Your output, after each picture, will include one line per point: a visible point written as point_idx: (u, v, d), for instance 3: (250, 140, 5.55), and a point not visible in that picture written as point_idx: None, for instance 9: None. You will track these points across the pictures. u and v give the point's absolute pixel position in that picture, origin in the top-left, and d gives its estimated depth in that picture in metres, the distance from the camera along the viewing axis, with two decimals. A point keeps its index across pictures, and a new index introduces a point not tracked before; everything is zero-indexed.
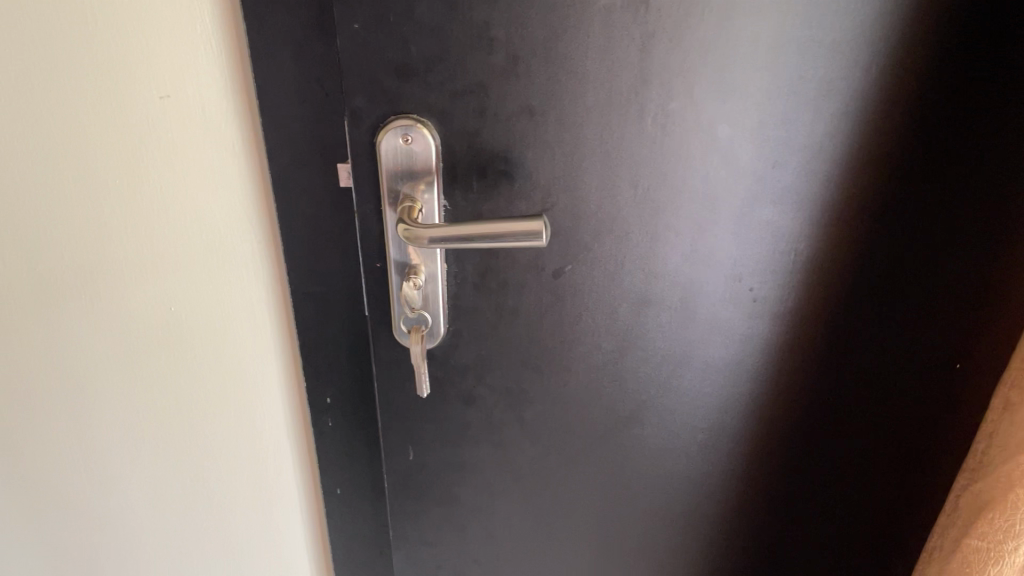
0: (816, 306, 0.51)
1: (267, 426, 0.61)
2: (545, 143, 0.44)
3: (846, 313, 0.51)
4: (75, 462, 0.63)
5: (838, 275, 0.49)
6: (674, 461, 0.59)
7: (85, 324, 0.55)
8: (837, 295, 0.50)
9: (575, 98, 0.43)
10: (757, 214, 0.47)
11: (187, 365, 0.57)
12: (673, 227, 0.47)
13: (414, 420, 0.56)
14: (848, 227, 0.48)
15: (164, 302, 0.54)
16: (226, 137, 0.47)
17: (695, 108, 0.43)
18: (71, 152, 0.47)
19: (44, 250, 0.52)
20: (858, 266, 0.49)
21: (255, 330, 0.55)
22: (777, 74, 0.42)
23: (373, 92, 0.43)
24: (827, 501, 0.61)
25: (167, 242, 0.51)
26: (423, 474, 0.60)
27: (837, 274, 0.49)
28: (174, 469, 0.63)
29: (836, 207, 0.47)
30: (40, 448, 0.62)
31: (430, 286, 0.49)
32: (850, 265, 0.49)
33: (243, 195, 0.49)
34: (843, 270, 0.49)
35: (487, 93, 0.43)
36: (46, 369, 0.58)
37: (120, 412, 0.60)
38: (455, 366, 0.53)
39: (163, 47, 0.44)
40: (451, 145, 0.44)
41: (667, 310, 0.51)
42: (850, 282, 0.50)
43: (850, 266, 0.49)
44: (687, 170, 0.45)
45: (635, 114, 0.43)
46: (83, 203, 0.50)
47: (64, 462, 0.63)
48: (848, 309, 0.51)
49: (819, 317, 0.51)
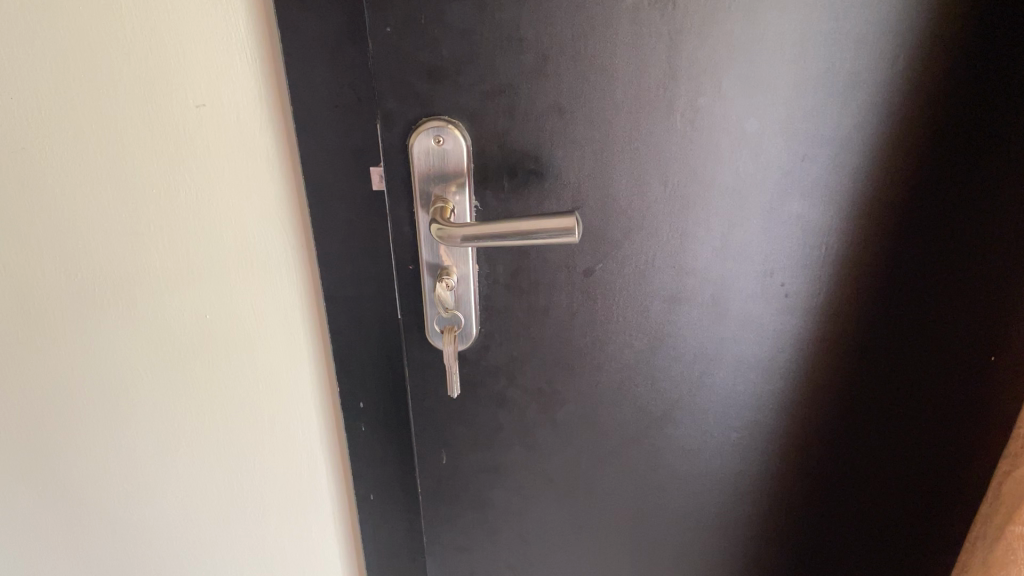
0: (851, 296, 0.51)
1: (300, 431, 0.61)
2: (575, 142, 0.45)
3: (883, 303, 0.51)
4: (111, 470, 0.64)
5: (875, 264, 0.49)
6: (707, 460, 0.59)
7: (121, 332, 0.56)
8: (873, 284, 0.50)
9: (604, 95, 0.43)
10: (787, 208, 0.47)
11: (221, 372, 0.58)
12: (705, 223, 0.48)
13: (446, 423, 0.57)
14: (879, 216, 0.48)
15: (199, 309, 0.55)
16: (261, 145, 0.48)
17: (724, 103, 0.44)
18: (111, 163, 0.49)
19: (80, 259, 0.53)
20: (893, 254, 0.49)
21: (290, 334, 0.56)
22: (804, 68, 0.42)
23: (405, 95, 0.43)
24: (861, 498, 0.61)
25: (204, 250, 0.52)
26: (456, 478, 0.60)
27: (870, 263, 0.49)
28: (208, 475, 0.64)
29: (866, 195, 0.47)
30: (77, 456, 0.63)
31: (463, 288, 0.49)
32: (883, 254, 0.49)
33: (277, 202, 0.50)
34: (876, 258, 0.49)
35: (518, 93, 0.43)
36: (84, 377, 0.59)
37: (155, 421, 0.61)
38: (487, 368, 0.53)
39: (200, 57, 0.45)
40: (483, 145, 0.45)
41: (699, 307, 0.51)
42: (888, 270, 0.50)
43: (886, 255, 0.49)
44: (717, 165, 0.46)
45: (664, 110, 0.44)
46: (121, 211, 0.51)
47: (101, 469, 0.64)
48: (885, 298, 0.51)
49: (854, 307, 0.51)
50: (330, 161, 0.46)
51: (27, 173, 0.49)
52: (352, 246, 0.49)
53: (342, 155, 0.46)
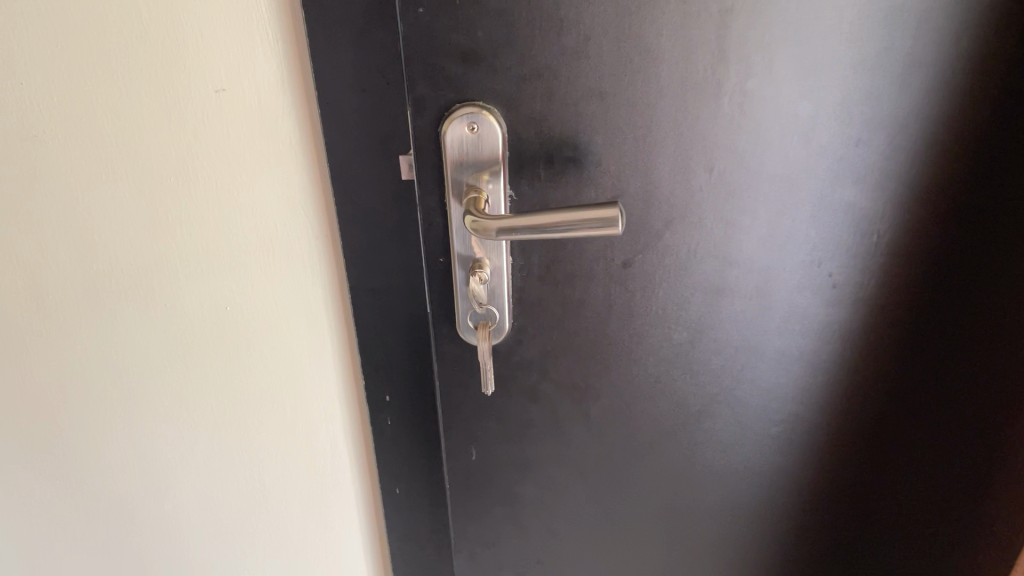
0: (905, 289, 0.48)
1: (323, 425, 0.60)
2: (616, 128, 0.43)
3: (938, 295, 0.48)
4: (130, 464, 0.62)
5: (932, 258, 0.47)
6: (745, 455, 0.57)
7: (139, 325, 0.54)
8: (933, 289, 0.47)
9: (648, 78, 0.41)
10: (838, 195, 0.45)
11: (241, 364, 0.56)
12: (751, 213, 0.45)
13: (476, 418, 0.55)
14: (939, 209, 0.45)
15: (219, 301, 0.53)
16: (283, 132, 0.46)
17: (775, 86, 0.41)
18: (126, 152, 0.47)
19: (94, 249, 0.51)
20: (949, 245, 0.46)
21: (313, 327, 0.54)
22: (862, 47, 0.40)
23: (437, 79, 0.41)
24: (903, 492, 0.59)
25: (224, 240, 0.50)
26: (485, 474, 0.58)
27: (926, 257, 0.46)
28: (229, 470, 0.62)
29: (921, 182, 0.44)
30: (96, 450, 0.62)
31: (497, 280, 0.47)
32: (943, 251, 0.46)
33: (301, 191, 0.48)
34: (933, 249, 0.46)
35: (556, 76, 0.41)
36: (99, 369, 0.57)
37: (174, 415, 0.59)
38: (519, 362, 0.51)
39: (218, 41, 0.43)
40: (519, 132, 0.43)
41: (742, 299, 0.49)
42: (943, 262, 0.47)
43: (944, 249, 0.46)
44: (765, 151, 0.43)
45: (711, 94, 0.41)
46: (136, 199, 0.49)
47: (119, 463, 0.62)
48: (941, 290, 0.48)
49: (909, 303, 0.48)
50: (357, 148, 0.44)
51: (38, 161, 0.47)
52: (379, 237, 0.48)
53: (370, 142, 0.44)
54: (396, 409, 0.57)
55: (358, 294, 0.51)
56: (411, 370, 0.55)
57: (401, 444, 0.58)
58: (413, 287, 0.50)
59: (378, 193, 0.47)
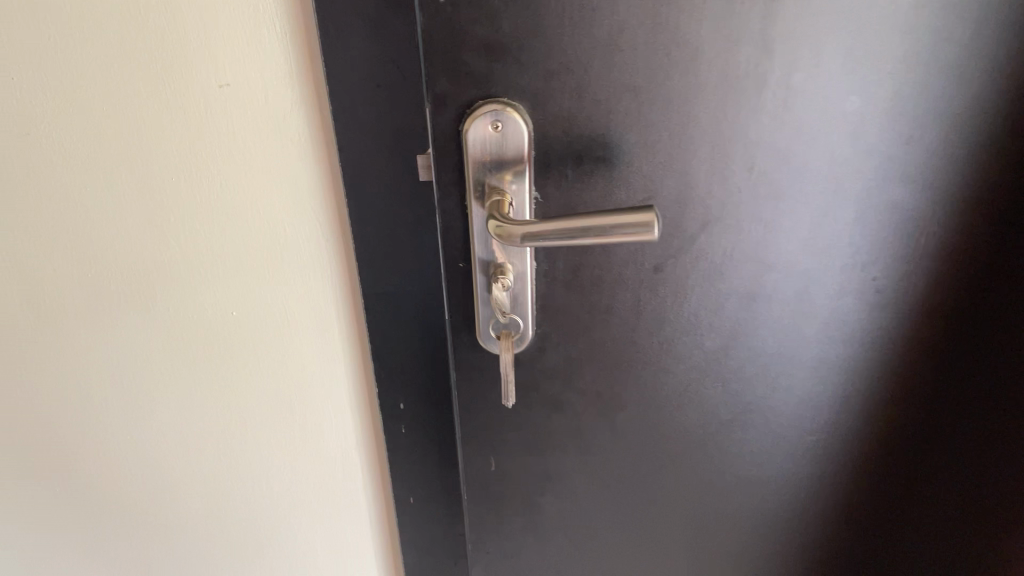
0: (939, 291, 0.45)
1: (334, 433, 0.57)
2: (650, 126, 0.40)
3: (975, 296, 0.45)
4: (133, 471, 0.60)
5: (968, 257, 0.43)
6: (777, 464, 0.54)
7: (142, 329, 0.52)
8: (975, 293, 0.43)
9: (686, 73, 0.38)
10: (885, 195, 0.42)
11: (248, 370, 0.54)
12: (792, 215, 0.43)
13: (496, 429, 0.52)
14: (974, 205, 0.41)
15: (224, 306, 0.50)
16: (292, 129, 0.43)
17: (822, 79, 0.38)
18: (126, 150, 0.44)
19: (94, 250, 0.48)
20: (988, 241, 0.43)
21: (323, 332, 0.51)
22: (918, 38, 0.37)
23: (459, 74, 0.38)
24: (941, 501, 0.56)
25: (230, 242, 0.47)
26: (503, 487, 0.55)
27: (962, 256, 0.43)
28: (236, 478, 0.60)
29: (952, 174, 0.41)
30: (98, 456, 0.59)
31: (519, 286, 0.44)
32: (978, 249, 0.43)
33: (310, 192, 0.45)
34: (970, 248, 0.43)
35: (587, 71, 0.38)
36: (101, 373, 0.54)
37: (179, 422, 0.57)
38: (542, 371, 0.49)
39: (222, 33, 0.40)
40: (546, 130, 0.40)
41: (779, 305, 0.46)
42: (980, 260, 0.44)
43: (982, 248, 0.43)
44: (809, 149, 0.40)
45: (754, 89, 0.38)
46: (137, 198, 0.46)
47: (122, 470, 0.60)
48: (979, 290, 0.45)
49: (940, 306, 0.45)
50: (374, 147, 0.42)
51: (33, 158, 0.44)
52: (394, 239, 0.46)
53: (385, 138, 0.42)
54: (411, 417, 0.54)
55: (372, 300, 0.48)
56: (427, 377, 0.52)
57: (415, 451, 0.56)
58: (430, 288, 0.48)
59: (393, 194, 0.44)
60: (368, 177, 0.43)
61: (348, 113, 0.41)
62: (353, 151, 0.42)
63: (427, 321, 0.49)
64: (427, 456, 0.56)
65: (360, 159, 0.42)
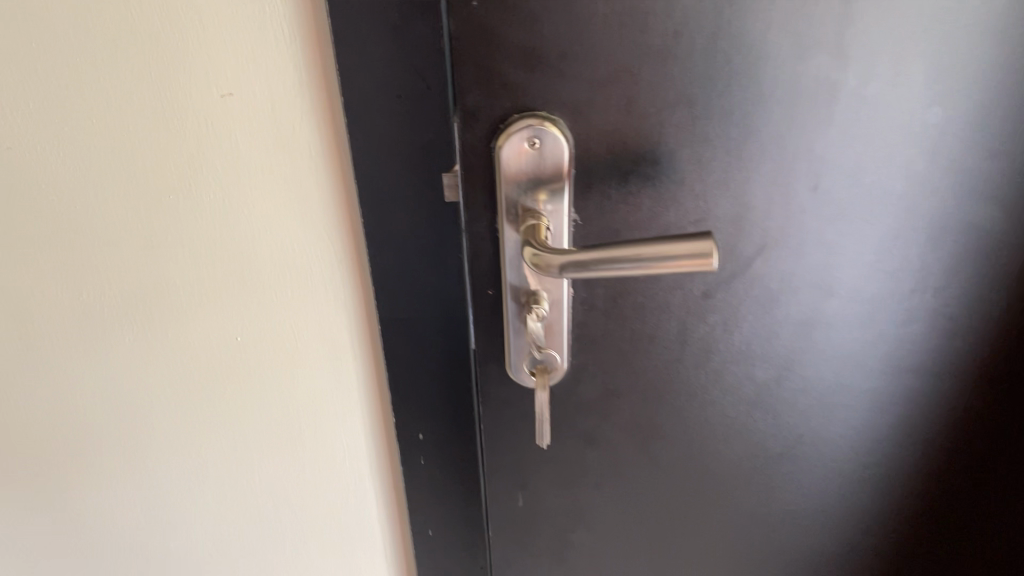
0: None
1: (348, 464, 0.53)
2: (704, 141, 0.36)
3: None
4: (135, 500, 0.56)
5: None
6: (828, 499, 0.50)
7: (140, 356, 0.48)
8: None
9: (747, 82, 0.34)
10: (961, 214, 0.38)
11: (255, 399, 0.50)
12: (858, 237, 0.38)
13: (525, 463, 0.48)
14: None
15: (228, 332, 0.46)
16: (302, 144, 0.39)
17: (899, 88, 0.34)
18: (120, 165, 0.40)
19: (86, 269, 0.44)
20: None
21: (336, 359, 0.47)
22: (1009, 40, 0.33)
23: (492, 85, 0.34)
24: (1002, 528, 0.53)
25: (236, 263, 0.43)
26: (532, 524, 0.51)
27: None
28: (243, 509, 0.56)
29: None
30: (97, 485, 0.56)
31: (555, 316, 0.40)
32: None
33: (322, 212, 0.41)
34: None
35: (636, 81, 0.34)
36: (96, 399, 0.50)
37: (182, 450, 0.53)
38: (577, 404, 0.45)
39: (224, 37, 0.36)
40: (588, 146, 0.36)
41: (839, 333, 0.42)
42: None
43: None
44: (880, 164, 0.36)
45: (823, 100, 0.34)
46: (133, 215, 0.42)
47: (123, 499, 0.56)
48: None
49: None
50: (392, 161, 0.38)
51: (21, 172, 0.41)
52: (414, 264, 0.41)
53: (406, 155, 0.37)
54: (431, 451, 0.50)
55: (390, 327, 0.44)
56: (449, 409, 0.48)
57: (434, 487, 0.51)
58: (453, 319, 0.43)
59: (415, 216, 0.39)
60: (387, 197, 0.39)
61: (366, 127, 0.37)
62: (370, 169, 0.38)
63: (450, 351, 0.45)
64: (447, 492, 0.52)
65: (379, 178, 0.38)
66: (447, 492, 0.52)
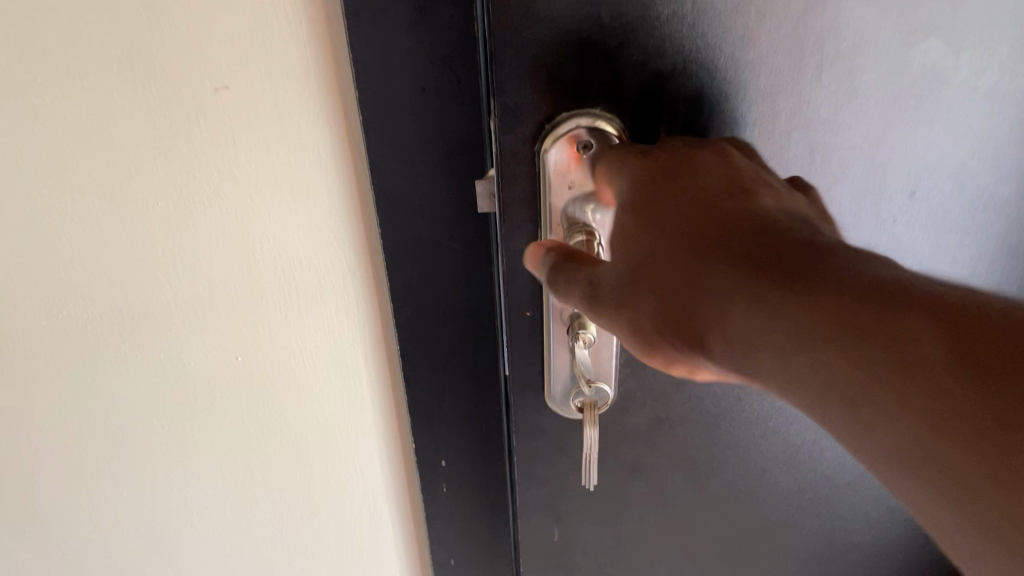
0: (846, 375, 0.22)
1: (361, 497, 0.48)
2: (774, 139, 0.32)
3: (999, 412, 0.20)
4: (118, 560, 0.49)
5: (926, 318, 0.21)
6: (886, 523, 0.47)
7: (121, 399, 0.41)
8: (747, 319, 0.24)
9: (829, 69, 0.30)
10: (1004, 210, 0.37)
11: (255, 434, 0.44)
12: (908, 219, 0.36)
13: (563, 499, 0.43)
14: (811, 223, 0.26)
15: (223, 361, 0.40)
16: (310, 142, 0.33)
17: (980, 75, 0.32)
18: (91, 178, 0.34)
19: (51, 303, 0.37)
20: (1003, 321, 0.20)
21: (348, 383, 0.42)
22: None
23: (538, 79, 0.29)
24: None
25: (234, 283, 0.38)
26: (570, 562, 0.46)
27: (836, 291, 0.22)
28: (245, 557, 0.50)
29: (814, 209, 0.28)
30: (72, 550, 0.48)
31: (604, 339, 0.35)
32: (795, 272, 0.23)
33: (333, 219, 0.36)
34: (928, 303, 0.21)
35: (698, 65, 0.30)
36: (63, 450, 0.43)
37: (172, 502, 0.46)
38: (623, 434, 0.39)
39: (219, 19, 0.30)
40: (646, 150, 0.31)
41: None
42: (967, 340, 0.20)
43: (855, 277, 0.23)
44: (945, 161, 0.34)
45: (905, 87, 0.31)
46: (109, 234, 0.35)
47: (103, 561, 0.49)
48: (978, 389, 0.20)
49: (788, 381, 0.23)
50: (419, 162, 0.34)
51: None
52: (440, 272, 0.37)
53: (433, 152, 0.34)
54: (454, 470, 0.46)
55: (412, 341, 0.40)
56: (476, 429, 0.44)
57: (458, 507, 0.47)
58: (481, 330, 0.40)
59: (442, 216, 0.36)
60: (410, 198, 0.35)
61: (388, 121, 0.32)
62: (393, 169, 0.34)
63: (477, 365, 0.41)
64: (474, 511, 0.48)
65: (403, 179, 0.34)
66: (471, 509, 0.48)
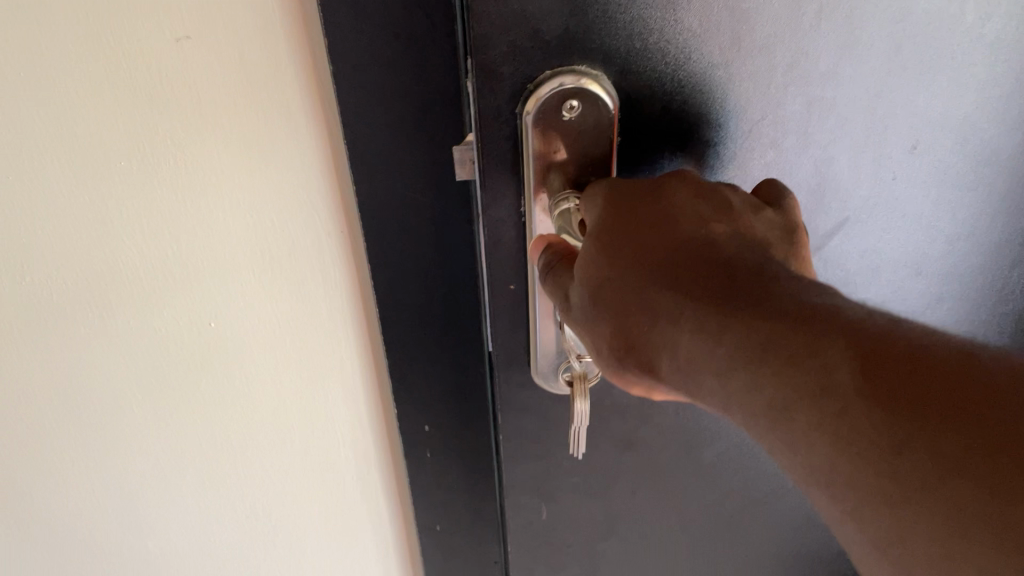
0: (800, 410, 0.22)
1: (345, 471, 0.47)
2: (768, 90, 0.30)
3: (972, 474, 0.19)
4: (92, 543, 0.48)
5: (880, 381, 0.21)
6: None
7: (89, 377, 0.39)
8: (702, 349, 0.24)
9: (824, 14, 0.29)
10: (1006, 165, 0.35)
11: (233, 409, 0.42)
12: (910, 174, 0.35)
13: (551, 477, 0.41)
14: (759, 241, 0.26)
15: (195, 336, 0.39)
16: (280, 103, 0.31)
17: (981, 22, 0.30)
18: (43, 147, 0.31)
19: (12, 274, 0.35)
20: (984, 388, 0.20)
21: (327, 357, 0.41)
22: None
23: (520, 38, 0.27)
24: None
25: (207, 255, 0.36)
26: (560, 539, 0.44)
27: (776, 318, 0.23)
28: (225, 536, 0.49)
29: (777, 238, 0.26)
30: (43, 534, 0.47)
31: None
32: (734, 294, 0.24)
33: (307, 186, 0.34)
34: (878, 344, 0.21)
35: (692, 19, 0.28)
36: (28, 432, 0.41)
37: (147, 481, 0.45)
38: (612, 407, 0.38)
39: None
40: (636, 104, 0.30)
41: (888, 276, 0.38)
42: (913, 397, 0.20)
43: (813, 313, 0.22)
44: (943, 112, 0.33)
45: (902, 33, 0.30)
46: (67, 203, 0.33)
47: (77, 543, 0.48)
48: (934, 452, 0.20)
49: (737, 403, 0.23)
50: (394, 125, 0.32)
51: None
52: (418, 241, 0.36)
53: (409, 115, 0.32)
54: (436, 442, 0.45)
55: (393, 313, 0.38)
56: (461, 393, 0.43)
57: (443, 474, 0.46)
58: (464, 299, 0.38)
59: (419, 182, 0.34)
60: (384, 162, 0.33)
61: (361, 79, 0.30)
62: (366, 131, 0.32)
63: (461, 333, 0.40)
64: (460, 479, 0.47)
65: (379, 144, 0.32)
66: (455, 480, 0.47)
